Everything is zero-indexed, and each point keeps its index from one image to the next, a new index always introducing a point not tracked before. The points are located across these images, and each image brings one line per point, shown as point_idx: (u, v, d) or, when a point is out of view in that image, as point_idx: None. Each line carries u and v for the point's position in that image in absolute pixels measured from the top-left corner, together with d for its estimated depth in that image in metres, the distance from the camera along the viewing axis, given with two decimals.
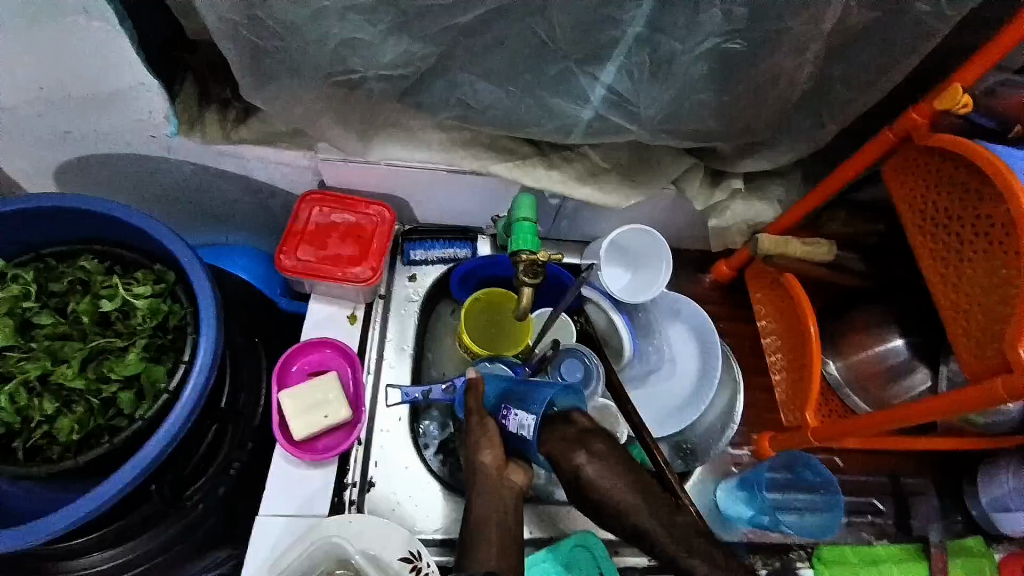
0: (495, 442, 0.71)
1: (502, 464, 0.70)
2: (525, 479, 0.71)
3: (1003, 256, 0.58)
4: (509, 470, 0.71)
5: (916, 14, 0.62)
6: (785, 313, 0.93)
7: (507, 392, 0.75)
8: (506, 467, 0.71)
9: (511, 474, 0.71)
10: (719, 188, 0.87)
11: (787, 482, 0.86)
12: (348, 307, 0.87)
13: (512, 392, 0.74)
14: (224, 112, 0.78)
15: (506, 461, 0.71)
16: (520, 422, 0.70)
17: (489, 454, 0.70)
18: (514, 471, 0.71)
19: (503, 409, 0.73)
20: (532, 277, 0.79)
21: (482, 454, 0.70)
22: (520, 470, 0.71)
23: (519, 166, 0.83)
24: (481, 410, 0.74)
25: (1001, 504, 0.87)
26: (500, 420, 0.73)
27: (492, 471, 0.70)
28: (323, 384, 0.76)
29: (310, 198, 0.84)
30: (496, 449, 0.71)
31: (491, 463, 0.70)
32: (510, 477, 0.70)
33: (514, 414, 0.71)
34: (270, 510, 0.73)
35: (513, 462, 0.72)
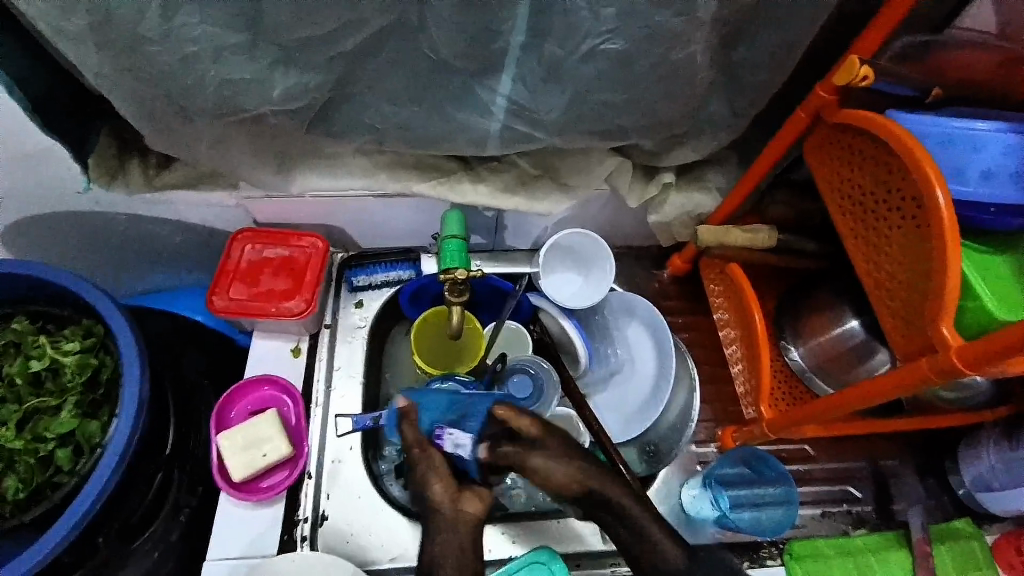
0: (442, 473, 0.69)
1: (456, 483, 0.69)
2: (482, 505, 0.68)
3: (917, 229, 0.58)
4: (464, 499, 0.67)
5: None
6: (736, 304, 0.90)
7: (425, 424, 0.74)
8: (460, 495, 0.68)
9: (466, 503, 0.67)
10: (652, 182, 0.87)
11: (748, 478, 0.85)
12: (292, 341, 0.87)
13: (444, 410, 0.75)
14: (145, 161, 0.78)
15: (459, 491, 0.68)
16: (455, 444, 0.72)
17: (437, 487, 0.67)
18: (469, 499, 0.67)
19: (435, 428, 0.73)
20: (458, 296, 0.82)
21: (431, 487, 0.68)
22: (475, 498, 0.68)
23: (444, 184, 0.83)
24: (421, 440, 0.71)
25: (984, 483, 0.85)
26: (438, 444, 0.72)
27: (444, 501, 0.67)
28: (259, 423, 0.77)
29: (243, 236, 0.84)
30: (446, 478, 0.68)
31: (442, 496, 0.67)
32: (466, 507, 0.67)
33: (450, 434, 0.72)
34: (217, 554, 0.74)
35: (469, 492, 0.68)
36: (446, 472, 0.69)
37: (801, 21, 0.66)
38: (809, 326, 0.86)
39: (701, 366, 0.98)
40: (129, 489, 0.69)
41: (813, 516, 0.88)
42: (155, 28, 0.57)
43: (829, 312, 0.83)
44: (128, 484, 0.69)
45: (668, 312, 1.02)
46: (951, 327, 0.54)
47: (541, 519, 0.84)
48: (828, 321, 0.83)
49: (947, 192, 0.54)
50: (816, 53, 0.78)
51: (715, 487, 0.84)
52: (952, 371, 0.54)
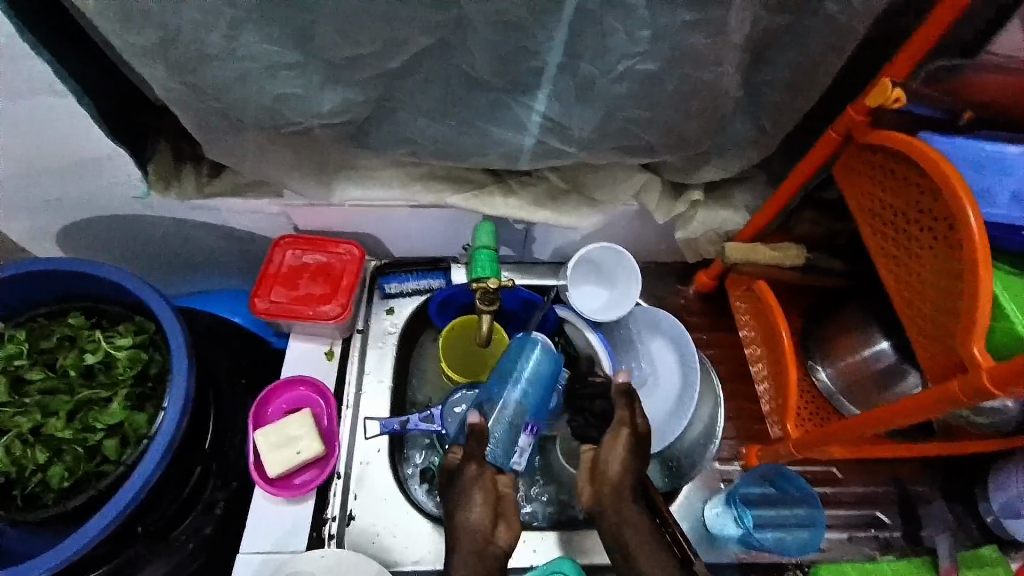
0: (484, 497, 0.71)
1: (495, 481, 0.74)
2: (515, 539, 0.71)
3: (948, 250, 0.58)
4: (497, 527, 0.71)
5: (827, 17, 0.65)
6: (763, 322, 0.90)
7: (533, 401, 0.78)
8: (494, 526, 0.71)
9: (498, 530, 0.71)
10: (680, 200, 0.89)
11: (772, 497, 0.84)
12: (326, 344, 0.90)
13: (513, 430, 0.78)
14: (198, 169, 0.84)
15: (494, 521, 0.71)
16: (523, 449, 0.78)
17: (480, 509, 0.70)
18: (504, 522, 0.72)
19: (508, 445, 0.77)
20: (489, 305, 0.84)
21: (471, 507, 0.71)
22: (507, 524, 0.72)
23: (476, 197, 0.86)
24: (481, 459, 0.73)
25: (1012, 511, 0.83)
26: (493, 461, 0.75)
27: (481, 528, 0.70)
28: (295, 422, 0.80)
29: (284, 242, 0.88)
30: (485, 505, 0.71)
31: (480, 522, 0.70)
32: (498, 537, 0.71)
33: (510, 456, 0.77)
34: (249, 548, 0.77)
35: (502, 522, 0.71)
36: (489, 495, 0.72)
37: (831, 45, 0.68)
38: (836, 345, 0.85)
39: (725, 383, 0.98)
40: (169, 480, 0.72)
41: (839, 540, 0.86)
42: (218, 45, 0.61)
43: (856, 332, 0.83)
44: (170, 475, 0.72)
45: (692, 327, 1.02)
46: (982, 348, 0.54)
47: (577, 530, 0.84)
48: (855, 341, 0.83)
49: (978, 213, 0.55)
50: (843, 76, 0.79)
51: (739, 505, 0.82)
52: (982, 393, 0.53)
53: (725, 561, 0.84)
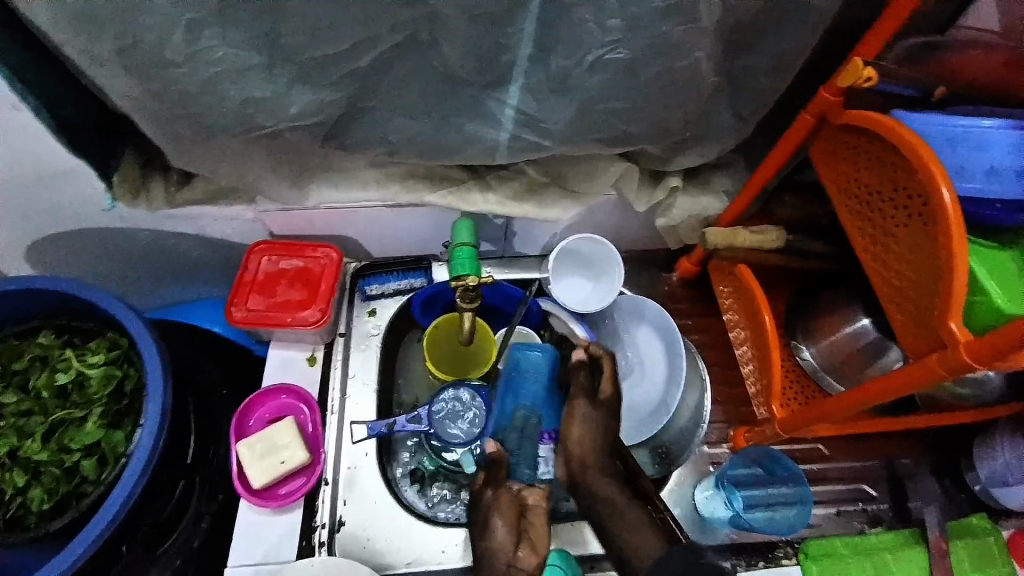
0: (506, 513, 0.71)
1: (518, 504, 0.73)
2: (538, 561, 0.69)
3: (924, 227, 0.58)
4: (520, 550, 0.70)
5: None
6: (745, 305, 0.90)
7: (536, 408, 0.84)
8: (517, 549, 0.70)
9: (522, 554, 0.69)
10: (659, 187, 0.88)
11: (760, 478, 0.84)
12: (307, 350, 0.89)
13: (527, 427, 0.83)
14: (167, 178, 0.82)
15: (518, 541, 0.70)
16: (548, 456, 0.83)
17: (502, 529, 0.70)
18: (525, 551, 0.70)
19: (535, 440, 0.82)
20: (470, 302, 0.83)
21: (493, 527, 0.70)
22: (531, 551, 0.70)
23: (454, 194, 0.85)
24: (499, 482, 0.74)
25: (1000, 479, 0.84)
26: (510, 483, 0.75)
27: (504, 550, 0.69)
28: (278, 430, 0.78)
29: (258, 248, 0.87)
30: (508, 521, 0.71)
31: (503, 541, 0.69)
32: (521, 560, 0.69)
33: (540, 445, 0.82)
34: (237, 562, 0.75)
35: (525, 545, 0.70)
36: (513, 514, 0.72)
37: (805, 26, 0.68)
38: (819, 326, 0.86)
39: (712, 368, 0.98)
40: (154, 497, 0.71)
41: (828, 516, 0.87)
42: (176, 49, 0.59)
43: (839, 312, 0.84)
44: (153, 492, 0.71)
45: (677, 314, 1.02)
46: (959, 323, 0.54)
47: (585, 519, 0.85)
48: (838, 321, 0.83)
49: (952, 189, 0.54)
50: (818, 57, 0.79)
51: (727, 488, 0.82)
52: (962, 368, 0.53)
53: (717, 544, 0.84)
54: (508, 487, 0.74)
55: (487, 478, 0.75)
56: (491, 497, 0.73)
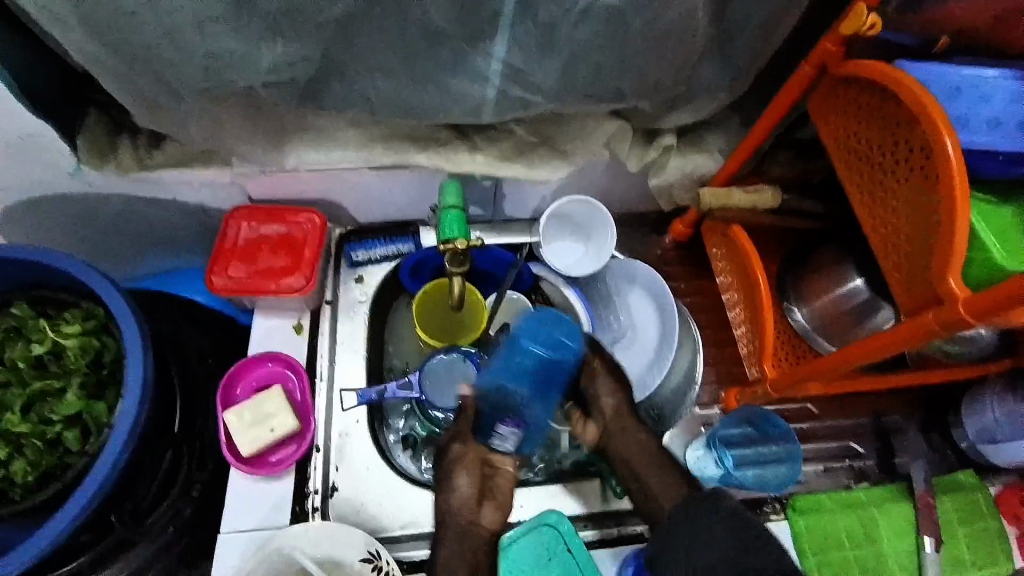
0: (469, 469, 0.78)
1: (484, 459, 0.79)
2: (497, 526, 0.77)
3: (924, 182, 0.56)
4: (482, 509, 0.77)
5: None
6: (738, 267, 0.89)
7: (523, 387, 0.76)
8: (479, 507, 0.77)
9: (483, 514, 0.77)
10: (652, 146, 0.85)
11: (751, 437, 0.84)
12: (293, 318, 0.87)
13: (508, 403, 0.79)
14: (135, 140, 0.77)
15: (480, 504, 0.77)
16: (507, 435, 0.80)
17: (466, 483, 0.77)
18: (486, 510, 0.77)
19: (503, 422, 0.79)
20: (458, 266, 0.82)
21: (457, 485, 0.77)
22: (493, 513, 0.77)
23: (440, 154, 0.81)
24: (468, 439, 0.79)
25: (988, 435, 0.85)
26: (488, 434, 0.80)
27: (466, 509, 0.76)
28: (266, 399, 0.76)
29: (236, 214, 0.83)
30: (472, 478, 0.77)
31: (464, 499, 0.76)
32: (483, 518, 0.77)
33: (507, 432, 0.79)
34: (230, 528, 0.74)
35: (488, 503, 0.78)
36: (476, 469, 0.78)
37: None
38: (811, 287, 0.85)
39: (704, 330, 0.98)
40: (140, 467, 0.70)
41: (815, 472, 0.89)
42: None
43: (833, 272, 0.83)
44: (140, 463, 0.70)
45: (670, 277, 1.01)
46: (958, 279, 0.53)
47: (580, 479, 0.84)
48: (831, 281, 0.83)
49: (957, 141, 0.53)
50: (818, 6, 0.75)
51: (718, 447, 0.83)
52: (959, 323, 0.53)
53: None
54: (477, 445, 0.79)
55: (455, 432, 0.80)
56: (457, 451, 0.78)
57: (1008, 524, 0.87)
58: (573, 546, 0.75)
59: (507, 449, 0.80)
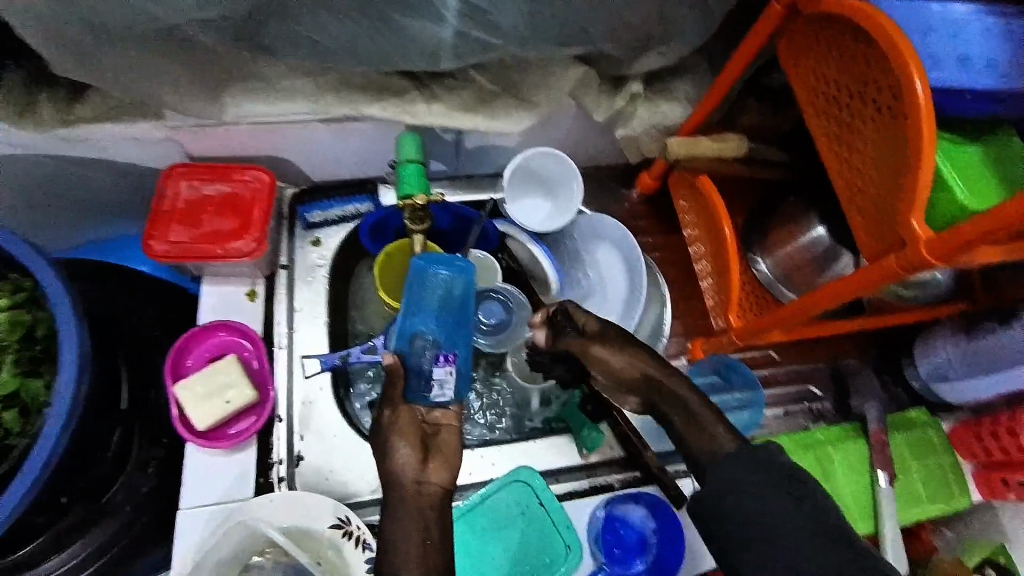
0: (409, 431, 0.58)
1: (421, 419, 0.61)
2: (448, 480, 0.58)
3: (892, 123, 0.55)
4: (429, 471, 0.57)
5: None
6: (705, 218, 0.88)
7: (438, 325, 0.69)
8: (425, 465, 0.58)
9: (432, 475, 0.57)
10: (618, 95, 0.82)
11: (716, 386, 0.88)
12: (247, 284, 0.82)
13: (441, 340, 0.68)
14: (54, 92, 0.69)
15: (426, 460, 0.58)
16: (444, 379, 0.64)
17: (405, 451, 0.57)
18: (434, 470, 0.57)
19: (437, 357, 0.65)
20: (419, 224, 0.78)
21: (394, 451, 0.58)
22: (443, 469, 0.58)
23: (397, 105, 0.76)
24: (396, 401, 0.61)
25: (941, 373, 0.87)
26: (423, 391, 0.63)
27: (409, 471, 0.57)
28: (220, 369, 0.73)
29: (176, 172, 0.77)
30: (412, 439, 0.58)
31: (409, 461, 0.57)
32: (432, 476, 0.57)
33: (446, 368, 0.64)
34: (191, 504, 0.71)
35: (435, 459, 0.58)
36: (416, 431, 0.59)
37: None
38: (775, 237, 0.85)
39: (671, 284, 0.98)
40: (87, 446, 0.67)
41: (775, 417, 0.92)
42: None
43: (797, 221, 0.83)
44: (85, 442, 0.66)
45: (637, 232, 1.00)
46: (920, 221, 0.52)
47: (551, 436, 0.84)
48: (795, 230, 0.82)
49: (926, 81, 0.51)
50: None
51: None
52: (920, 266, 0.53)
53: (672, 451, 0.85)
54: (408, 404, 0.61)
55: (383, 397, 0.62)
56: (388, 417, 0.60)
57: (964, 460, 0.88)
58: (544, 501, 0.76)
59: (447, 397, 0.63)
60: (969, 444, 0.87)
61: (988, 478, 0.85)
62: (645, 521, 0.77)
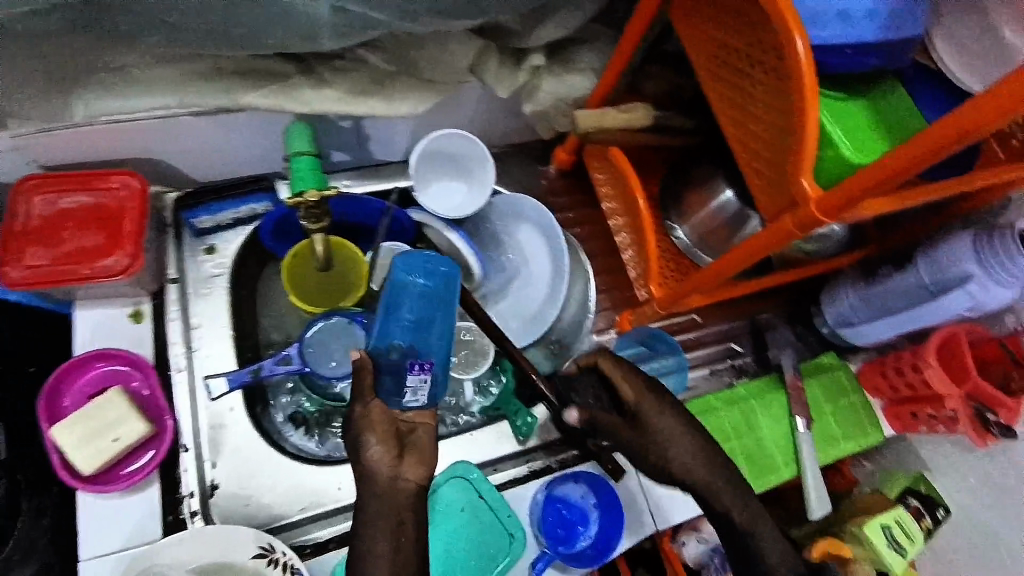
0: (383, 431, 0.58)
1: (397, 418, 0.60)
2: (424, 476, 0.58)
3: (777, 83, 0.56)
4: (404, 468, 0.58)
5: None
6: (622, 188, 0.88)
7: (411, 324, 0.65)
8: (400, 462, 0.58)
9: (407, 472, 0.58)
10: (521, 68, 0.79)
11: (642, 356, 0.89)
12: (129, 303, 0.73)
13: (419, 343, 0.64)
14: None
15: (401, 456, 0.58)
16: (417, 385, 0.60)
17: (379, 449, 0.57)
18: (410, 467, 0.58)
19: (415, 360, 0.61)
20: (316, 223, 0.72)
21: (367, 447, 0.57)
22: (418, 465, 0.58)
23: (280, 92, 0.69)
24: (367, 395, 0.59)
25: (845, 320, 0.91)
26: (398, 394, 0.60)
27: (382, 466, 0.57)
28: (102, 406, 0.65)
29: (26, 184, 0.67)
30: (386, 440, 0.58)
31: (382, 458, 0.57)
32: (406, 471, 0.58)
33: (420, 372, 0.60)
34: (90, 554, 0.64)
35: (410, 455, 0.58)
36: (390, 428, 0.59)
37: None
38: (689, 203, 0.86)
39: (595, 258, 0.97)
40: None
41: (702, 377, 0.95)
42: None
43: (708, 186, 0.84)
44: None
45: (558, 208, 0.99)
46: (810, 180, 0.54)
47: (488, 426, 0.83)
48: (706, 195, 0.84)
49: (807, 40, 0.51)
50: None
51: None
52: (813, 223, 0.55)
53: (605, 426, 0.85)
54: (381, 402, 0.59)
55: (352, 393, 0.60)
56: (360, 414, 0.58)
57: (873, 398, 0.93)
58: (485, 494, 0.74)
59: (421, 402, 0.61)
60: (874, 382, 0.92)
61: (898, 412, 0.90)
62: (585, 497, 0.78)
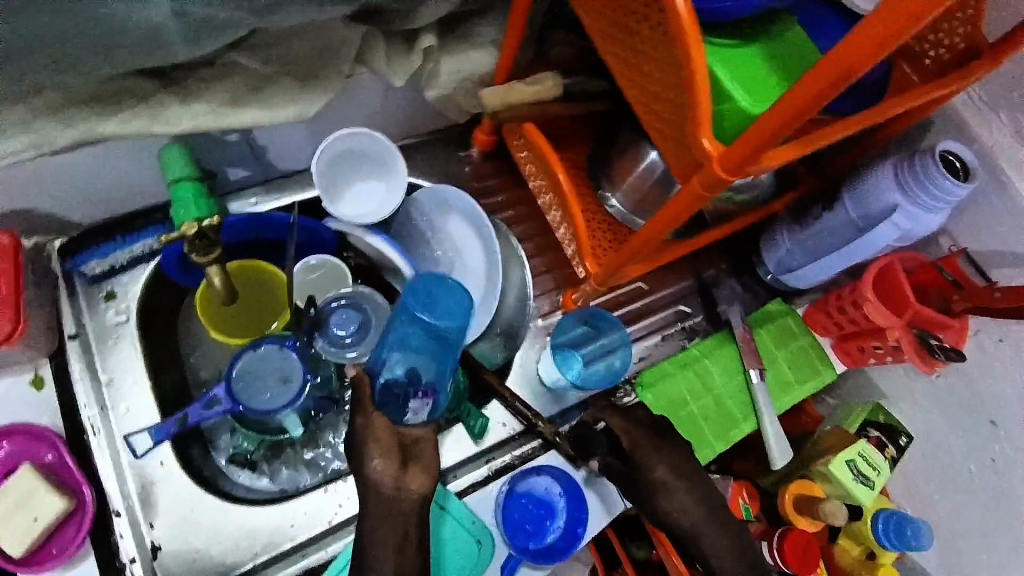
0: (385, 445, 0.62)
1: (398, 430, 0.64)
2: (428, 483, 0.63)
3: (663, 39, 0.52)
4: (408, 477, 0.62)
5: None
6: (545, 163, 0.83)
7: (421, 352, 0.68)
8: (404, 472, 0.62)
9: (410, 482, 0.62)
10: (414, 51, 0.73)
11: (587, 336, 0.85)
12: (27, 371, 0.68)
13: (425, 367, 0.68)
14: None
15: (404, 467, 0.62)
16: (421, 406, 0.66)
17: (380, 461, 0.61)
18: (415, 476, 0.62)
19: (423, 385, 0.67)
20: (205, 254, 0.67)
21: (370, 462, 0.61)
22: (422, 474, 0.62)
23: (146, 114, 0.62)
24: (367, 407, 0.64)
25: (785, 265, 0.91)
26: (402, 408, 0.66)
27: (387, 479, 0.61)
28: (18, 487, 0.63)
29: None
30: (388, 454, 0.62)
31: (386, 470, 0.61)
32: (410, 482, 0.62)
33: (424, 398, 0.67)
34: None
35: (413, 465, 0.63)
36: (394, 440, 0.63)
37: None
38: (617, 169, 0.83)
39: (532, 238, 0.94)
40: None
41: (655, 344, 0.93)
42: None
43: (632, 149, 0.80)
44: None
45: (486, 192, 0.94)
46: (710, 139, 0.51)
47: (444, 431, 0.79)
48: (631, 159, 0.80)
49: None
50: None
51: (562, 354, 0.84)
52: (717, 183, 0.53)
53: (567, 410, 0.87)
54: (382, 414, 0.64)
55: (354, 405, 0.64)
56: (363, 425, 0.63)
57: (822, 336, 0.93)
58: (446, 505, 0.73)
59: (423, 419, 0.66)
60: (821, 323, 0.91)
61: (846, 347, 0.90)
62: (549, 489, 0.76)
